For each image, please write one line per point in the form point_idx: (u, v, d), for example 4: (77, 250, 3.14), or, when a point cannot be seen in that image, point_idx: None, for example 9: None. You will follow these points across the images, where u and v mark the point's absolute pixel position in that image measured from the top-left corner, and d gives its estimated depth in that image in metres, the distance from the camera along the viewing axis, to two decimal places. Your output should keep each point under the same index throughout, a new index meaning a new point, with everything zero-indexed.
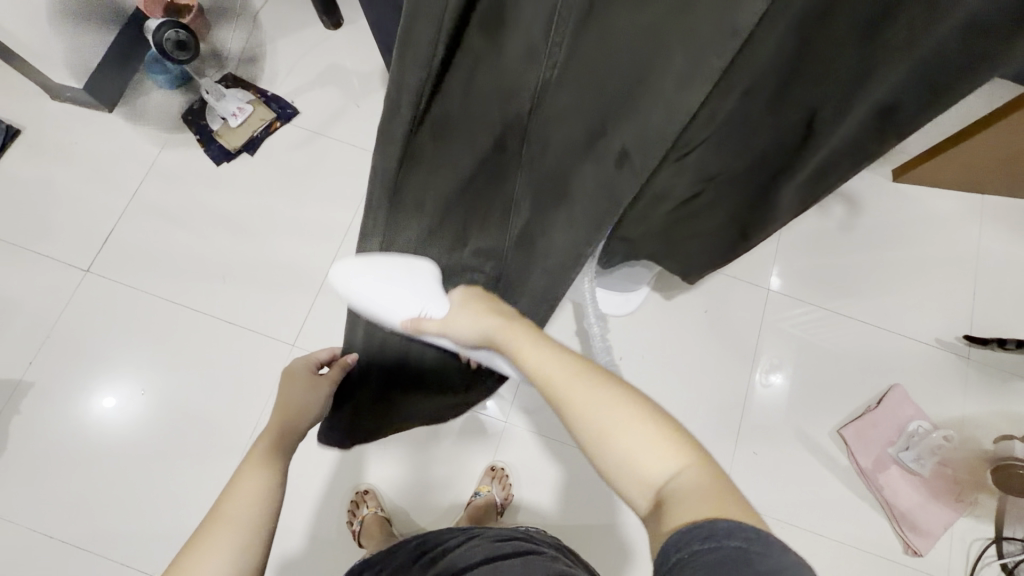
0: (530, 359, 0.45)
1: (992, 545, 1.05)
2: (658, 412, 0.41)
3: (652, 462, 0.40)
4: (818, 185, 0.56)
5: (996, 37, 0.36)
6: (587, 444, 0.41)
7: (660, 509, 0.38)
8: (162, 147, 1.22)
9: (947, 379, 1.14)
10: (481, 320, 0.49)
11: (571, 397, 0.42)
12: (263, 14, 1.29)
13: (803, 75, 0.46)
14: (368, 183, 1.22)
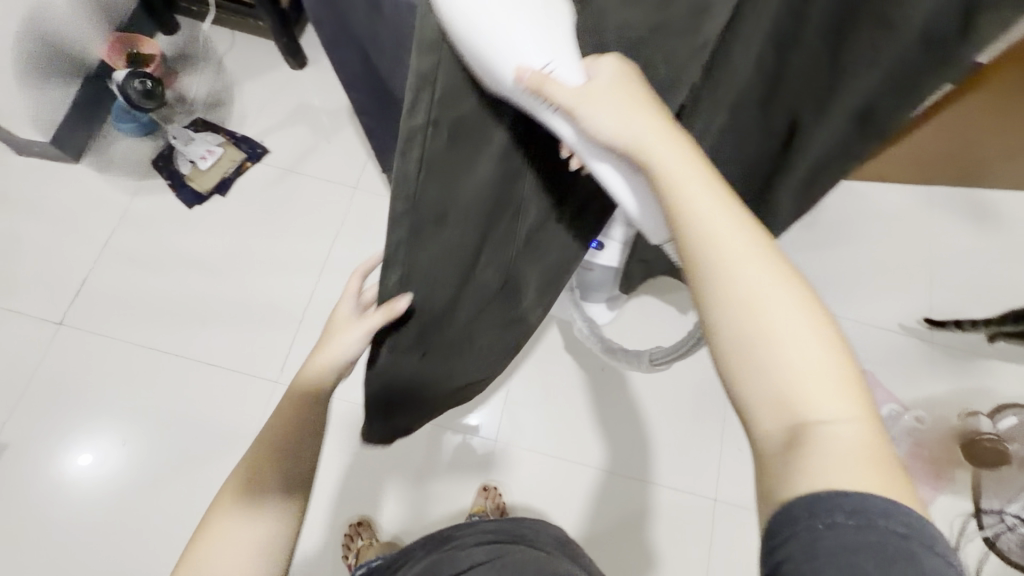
0: (693, 195, 0.35)
1: (973, 519, 1.09)
2: (841, 343, 0.33)
3: (816, 394, 0.31)
4: (813, 187, 0.59)
5: (954, 38, 0.38)
6: (732, 330, 0.33)
7: (795, 447, 0.30)
8: (133, 195, 1.22)
9: (914, 363, 1.19)
10: (634, 121, 0.37)
11: (734, 263, 0.33)
12: (227, 58, 1.31)
13: (784, 87, 0.51)
14: (342, 215, 1.23)
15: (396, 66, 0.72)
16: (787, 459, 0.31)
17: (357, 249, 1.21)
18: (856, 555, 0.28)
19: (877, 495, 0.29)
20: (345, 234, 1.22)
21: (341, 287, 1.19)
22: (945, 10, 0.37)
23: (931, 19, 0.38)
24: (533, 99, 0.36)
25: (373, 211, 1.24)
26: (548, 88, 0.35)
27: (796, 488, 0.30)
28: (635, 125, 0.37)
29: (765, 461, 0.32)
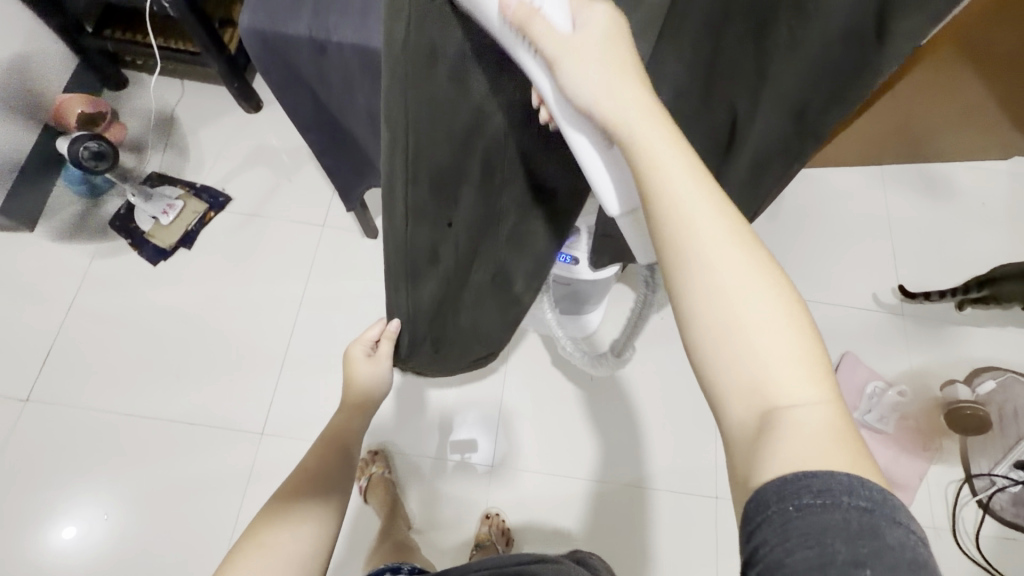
0: (661, 162, 0.33)
1: (965, 485, 1.11)
2: (814, 330, 0.32)
3: (785, 377, 0.30)
4: (758, 180, 0.53)
5: (872, 42, 0.36)
6: (699, 309, 0.32)
7: (765, 431, 0.29)
8: (92, 258, 1.18)
9: (890, 338, 1.22)
10: (617, 92, 0.34)
11: (699, 243, 0.32)
12: (179, 108, 1.29)
13: (717, 81, 0.45)
14: (313, 255, 1.21)
15: (350, 104, 0.72)
16: (757, 442, 0.29)
17: (331, 287, 1.19)
18: (830, 536, 0.26)
19: (840, 470, 0.28)
20: (318, 273, 1.20)
21: (319, 327, 1.16)
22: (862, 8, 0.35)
23: (850, 15, 0.35)
24: (518, 38, 0.34)
25: (343, 247, 1.22)
26: (528, 22, 0.33)
27: (763, 476, 0.28)
28: (622, 97, 0.34)
29: (738, 445, 0.31)
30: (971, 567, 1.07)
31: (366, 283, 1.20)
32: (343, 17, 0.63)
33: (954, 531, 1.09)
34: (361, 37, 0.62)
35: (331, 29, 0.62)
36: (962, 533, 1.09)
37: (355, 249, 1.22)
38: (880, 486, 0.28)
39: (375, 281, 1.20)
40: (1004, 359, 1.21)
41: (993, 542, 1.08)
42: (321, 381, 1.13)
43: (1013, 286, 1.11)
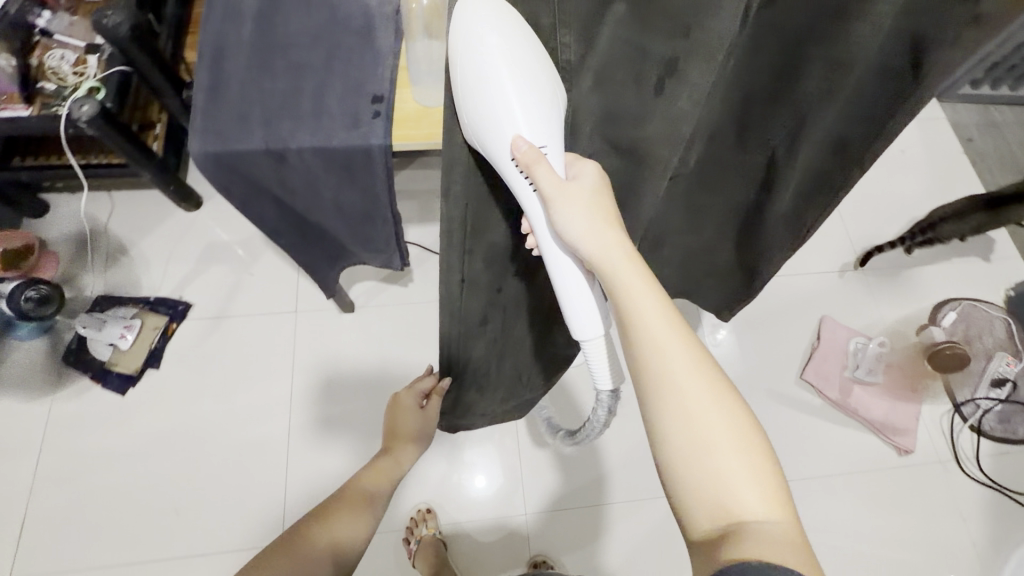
0: (643, 304, 0.41)
1: (956, 414, 1.19)
2: (773, 462, 0.39)
3: (737, 484, 0.37)
4: (805, 213, 0.55)
5: (907, 78, 0.40)
6: (674, 436, 0.38)
7: (723, 540, 0.36)
8: (50, 403, 1.09)
9: (858, 293, 1.30)
10: (600, 233, 0.43)
11: (675, 372, 0.39)
12: (113, 222, 1.22)
13: (755, 119, 0.49)
14: (293, 343, 1.17)
15: (317, 202, 0.70)
16: (717, 547, 0.36)
17: (318, 373, 1.15)
18: None
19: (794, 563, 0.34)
20: (302, 361, 1.15)
21: (316, 418, 1.11)
22: (890, 46, 0.39)
23: (880, 54, 0.39)
24: (519, 170, 0.40)
25: (321, 328, 1.18)
26: (532, 167, 0.39)
27: (729, 561, 0.34)
28: (602, 242, 0.43)
29: (699, 547, 0.37)
30: (982, 490, 1.14)
31: (354, 359, 1.16)
32: (297, 123, 0.61)
33: (958, 460, 1.17)
34: (321, 138, 0.61)
35: (288, 137, 0.61)
36: (965, 460, 1.17)
37: (334, 328, 1.18)
38: None
39: (362, 356, 1.16)
40: (957, 290, 1.31)
41: (994, 461, 1.16)
42: (331, 473, 1.08)
43: (951, 225, 1.19)
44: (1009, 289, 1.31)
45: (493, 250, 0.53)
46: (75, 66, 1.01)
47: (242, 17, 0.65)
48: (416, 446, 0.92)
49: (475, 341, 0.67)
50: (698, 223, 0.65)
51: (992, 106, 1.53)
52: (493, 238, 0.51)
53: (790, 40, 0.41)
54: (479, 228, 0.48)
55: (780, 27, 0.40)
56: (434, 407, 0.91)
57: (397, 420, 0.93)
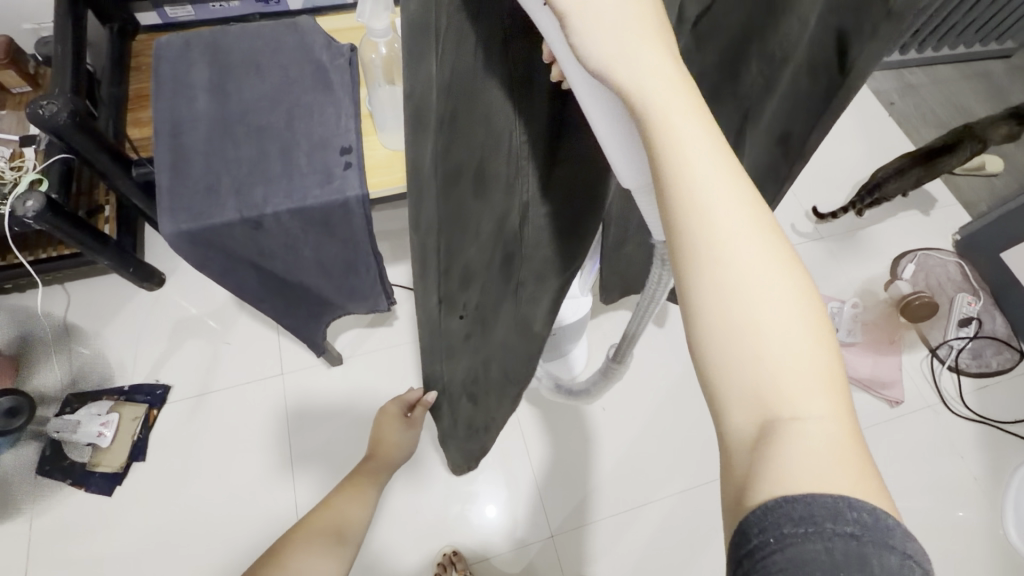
0: (676, 125, 0.22)
1: (934, 358, 1.26)
2: (833, 331, 0.23)
3: (792, 379, 0.22)
4: (760, 192, 0.52)
5: (837, 68, 0.34)
6: (710, 290, 0.22)
7: (760, 445, 0.21)
8: (29, 519, 1.01)
9: (822, 261, 1.37)
10: (627, 31, 0.22)
11: (709, 214, 0.22)
12: (71, 314, 1.15)
13: (701, 119, 0.44)
14: (284, 407, 1.13)
15: (296, 262, 0.68)
16: (751, 456, 0.21)
17: (315, 434, 1.11)
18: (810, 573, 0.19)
19: (852, 500, 0.20)
20: (296, 423, 1.11)
21: (320, 479, 1.07)
22: (822, 39, 0.34)
23: (813, 45, 0.35)
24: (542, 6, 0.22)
25: (312, 387, 1.15)
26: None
27: (770, 491, 0.20)
28: (632, 51, 0.22)
29: (727, 453, 0.23)
30: (971, 425, 1.20)
31: (352, 413, 1.12)
32: (268, 187, 0.61)
33: (944, 401, 1.23)
34: (293, 199, 0.60)
35: (260, 204, 0.60)
36: (950, 399, 1.23)
37: (326, 384, 1.15)
38: (892, 522, 0.20)
39: (359, 408, 1.13)
40: (910, 243, 1.39)
41: (976, 396, 1.23)
42: None
43: (895, 183, 1.25)
44: (955, 235, 1.40)
45: (467, 266, 0.45)
46: (12, 161, 0.98)
47: (194, 91, 0.66)
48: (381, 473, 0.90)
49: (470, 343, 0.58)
50: None
51: (905, 69, 1.66)
52: (467, 252, 0.43)
53: (732, 37, 0.38)
54: (455, 249, 0.41)
55: (712, 27, 0.37)
56: (420, 417, 0.90)
57: (382, 430, 0.92)
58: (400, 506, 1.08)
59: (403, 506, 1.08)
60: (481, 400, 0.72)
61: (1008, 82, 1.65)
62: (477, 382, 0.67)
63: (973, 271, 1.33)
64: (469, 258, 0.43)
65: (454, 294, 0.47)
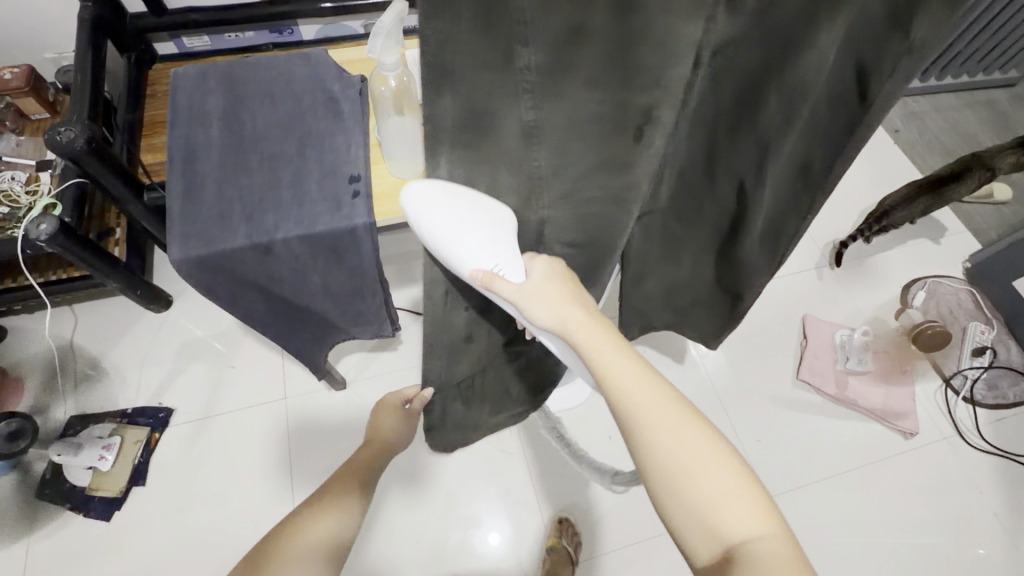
0: (612, 365, 0.43)
1: (948, 389, 1.24)
2: (748, 472, 0.41)
3: (726, 514, 0.38)
4: (777, 237, 0.51)
5: (856, 102, 0.36)
6: (662, 466, 0.40)
7: (726, 564, 0.37)
8: (26, 545, 1.00)
9: (831, 288, 1.35)
10: (565, 313, 0.46)
11: (651, 416, 0.41)
12: (78, 336, 1.16)
13: (720, 152, 0.47)
14: (287, 431, 1.11)
15: (304, 287, 0.68)
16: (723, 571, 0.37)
17: (318, 459, 1.09)
18: None
19: None
20: (298, 448, 1.10)
21: None
22: (841, 71, 0.36)
23: (831, 81, 0.37)
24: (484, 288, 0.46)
25: (315, 411, 1.13)
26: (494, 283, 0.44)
27: None
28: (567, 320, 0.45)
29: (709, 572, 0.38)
30: (990, 457, 1.17)
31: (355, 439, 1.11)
32: (278, 213, 0.61)
33: (961, 433, 1.19)
34: (302, 225, 0.60)
35: (271, 229, 0.60)
36: (967, 431, 1.20)
37: (329, 409, 1.14)
38: None
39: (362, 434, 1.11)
40: (919, 270, 1.38)
41: (993, 428, 1.20)
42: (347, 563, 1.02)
43: (903, 211, 1.25)
44: (966, 262, 1.39)
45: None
46: (28, 185, 1.00)
47: (208, 119, 0.67)
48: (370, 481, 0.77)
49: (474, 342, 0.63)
50: (679, 247, 0.62)
51: (908, 98, 1.68)
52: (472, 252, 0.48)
53: (749, 78, 0.40)
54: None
55: (730, 61, 0.38)
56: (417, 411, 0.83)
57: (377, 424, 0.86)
58: (398, 531, 1.06)
59: (405, 535, 1.06)
60: (476, 402, 0.75)
61: (1013, 111, 1.65)
62: (471, 386, 0.71)
63: (985, 299, 1.32)
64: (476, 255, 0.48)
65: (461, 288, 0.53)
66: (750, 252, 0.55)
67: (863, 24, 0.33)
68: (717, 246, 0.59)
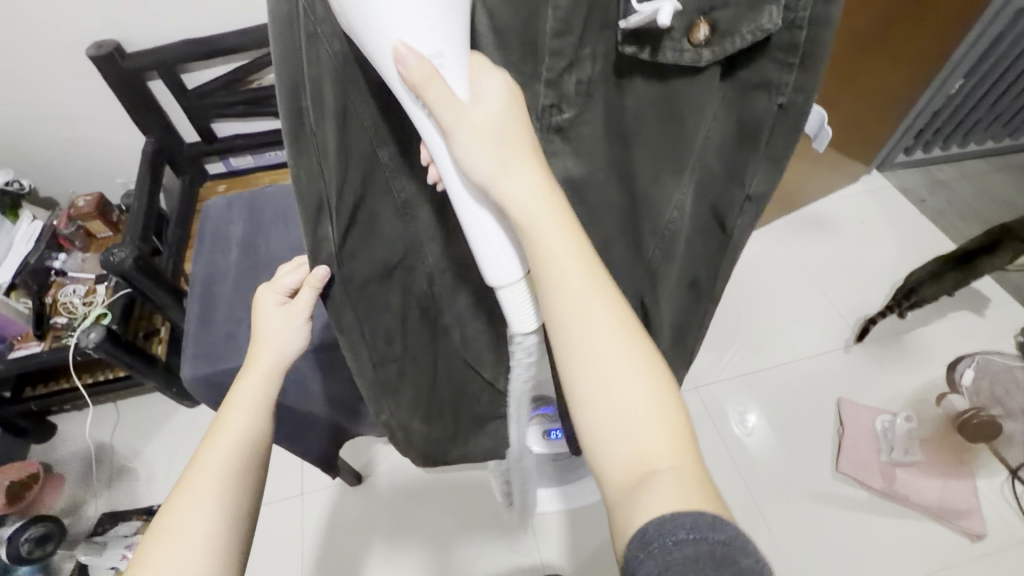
0: (548, 242, 0.36)
1: (1016, 481, 1.11)
2: (670, 383, 0.37)
3: (638, 430, 0.35)
4: (684, 337, 0.64)
5: (722, 232, 0.54)
6: (573, 357, 0.37)
7: (638, 489, 0.34)
8: None
9: (867, 367, 1.28)
10: (509, 166, 0.36)
11: (574, 304, 0.36)
12: (116, 433, 1.23)
13: (615, 285, 0.57)
14: (301, 526, 1.10)
15: (307, 394, 0.72)
16: (633, 498, 0.34)
17: (329, 559, 1.07)
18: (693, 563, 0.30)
19: (712, 520, 0.32)
20: (312, 547, 1.08)
21: None
22: (703, 215, 0.53)
23: (698, 221, 0.53)
24: (412, 96, 0.33)
25: (329, 507, 1.12)
26: (421, 86, 0.32)
27: (644, 516, 0.32)
28: (517, 182, 0.36)
29: (613, 492, 0.35)
30: None
31: (366, 535, 1.09)
32: None
33: None
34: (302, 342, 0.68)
35: None
36: None
37: (342, 505, 1.12)
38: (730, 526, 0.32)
39: (374, 532, 1.09)
40: (965, 347, 1.29)
41: None
42: None
43: (932, 287, 1.20)
44: (1017, 335, 1.29)
45: (389, 329, 0.55)
46: (85, 296, 1.13)
47: (229, 245, 0.75)
48: (225, 482, 0.44)
49: (403, 380, 0.62)
50: None
51: (931, 165, 1.65)
52: (384, 320, 0.54)
53: (620, 217, 0.50)
54: (374, 317, 0.52)
55: (602, 209, 0.49)
56: (305, 301, 0.48)
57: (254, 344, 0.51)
58: None
59: None
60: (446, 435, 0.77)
61: None
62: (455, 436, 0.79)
63: None
64: (390, 322, 0.55)
65: (384, 355, 0.56)
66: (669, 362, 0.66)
67: (708, 179, 0.50)
68: None
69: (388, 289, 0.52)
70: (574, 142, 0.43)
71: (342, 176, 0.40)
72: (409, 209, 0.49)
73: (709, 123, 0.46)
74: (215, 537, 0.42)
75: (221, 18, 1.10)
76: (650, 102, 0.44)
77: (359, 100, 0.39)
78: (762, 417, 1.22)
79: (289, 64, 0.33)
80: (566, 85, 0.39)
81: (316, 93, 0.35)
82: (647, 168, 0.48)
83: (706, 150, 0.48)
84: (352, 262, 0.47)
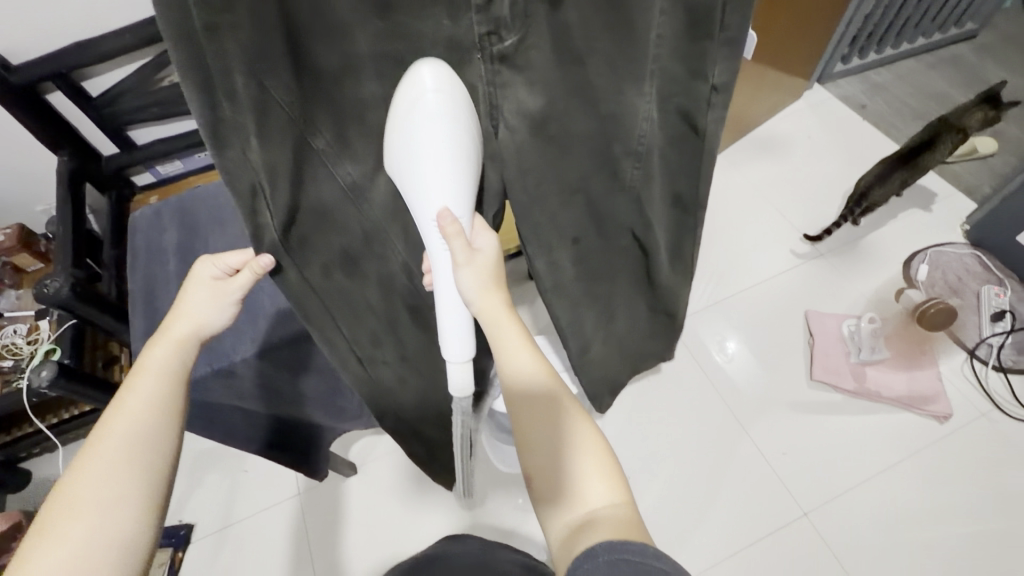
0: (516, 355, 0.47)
1: (974, 360, 1.18)
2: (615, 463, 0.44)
3: (582, 491, 0.43)
4: (682, 257, 0.67)
5: (694, 133, 0.54)
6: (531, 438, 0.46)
7: (584, 531, 0.40)
8: None
9: (827, 277, 1.32)
10: (489, 292, 0.46)
11: (532, 406, 0.46)
12: None
13: (604, 213, 0.59)
14: (305, 525, 1.10)
15: (279, 396, 0.71)
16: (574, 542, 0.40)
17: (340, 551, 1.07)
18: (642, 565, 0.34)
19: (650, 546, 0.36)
20: (320, 542, 1.08)
21: None
22: (672, 122, 0.53)
23: (669, 130, 0.53)
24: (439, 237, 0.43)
25: (332, 501, 1.12)
26: (450, 238, 0.42)
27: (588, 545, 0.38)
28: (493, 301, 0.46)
29: (561, 541, 0.41)
30: None
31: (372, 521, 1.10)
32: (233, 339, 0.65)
33: (997, 405, 1.13)
34: (255, 345, 0.64)
35: (228, 353, 0.64)
36: (1003, 402, 1.14)
37: (345, 498, 1.12)
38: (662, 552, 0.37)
39: (379, 516, 1.10)
40: (917, 243, 1.34)
41: None
42: None
43: (879, 190, 1.22)
44: (964, 225, 1.34)
45: (367, 305, 0.55)
46: (29, 335, 1.07)
47: (165, 255, 0.70)
48: (125, 452, 0.42)
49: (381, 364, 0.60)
50: (611, 301, 0.69)
51: (867, 71, 1.66)
52: (356, 295, 0.53)
53: (594, 140, 0.51)
54: (342, 297, 0.52)
55: (570, 137, 0.49)
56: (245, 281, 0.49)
57: (174, 313, 0.51)
58: None
59: None
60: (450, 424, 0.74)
61: (976, 62, 1.63)
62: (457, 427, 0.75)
63: (993, 259, 1.27)
64: (371, 296, 0.55)
65: (357, 335, 0.56)
66: (665, 278, 0.69)
67: (671, 83, 0.49)
68: (637, 281, 0.70)
69: (356, 280, 0.52)
70: (523, 68, 0.43)
71: (272, 165, 0.39)
72: (358, 191, 0.46)
73: (657, 20, 0.45)
74: (112, 499, 0.40)
75: (108, 13, 1.00)
76: (592, 8, 0.42)
77: (276, 83, 0.36)
78: (740, 342, 1.25)
79: (175, 30, 0.30)
80: (497, 8, 0.39)
81: (221, 68, 0.33)
82: (605, 84, 0.47)
83: (660, 53, 0.47)
84: (301, 250, 0.47)
